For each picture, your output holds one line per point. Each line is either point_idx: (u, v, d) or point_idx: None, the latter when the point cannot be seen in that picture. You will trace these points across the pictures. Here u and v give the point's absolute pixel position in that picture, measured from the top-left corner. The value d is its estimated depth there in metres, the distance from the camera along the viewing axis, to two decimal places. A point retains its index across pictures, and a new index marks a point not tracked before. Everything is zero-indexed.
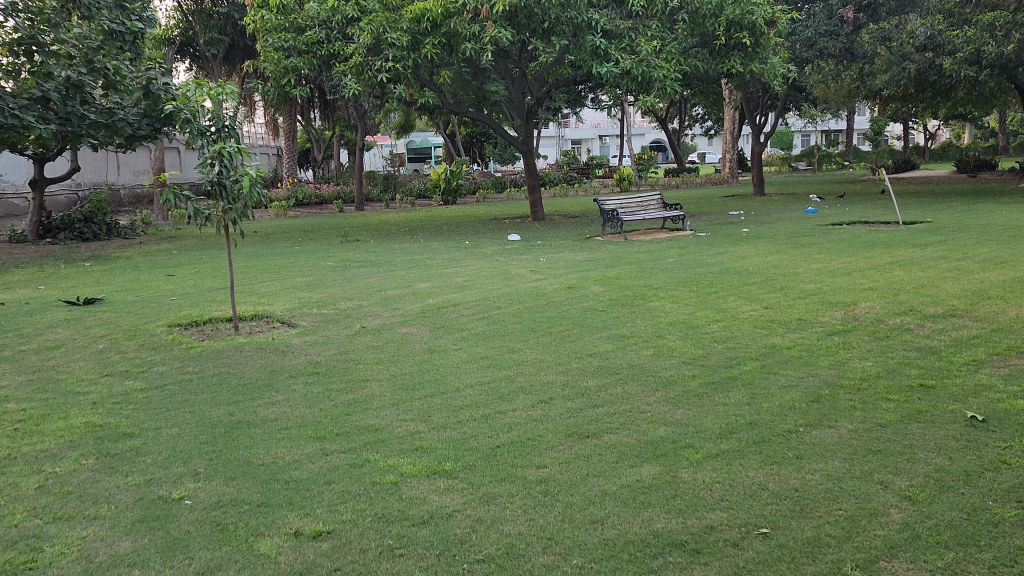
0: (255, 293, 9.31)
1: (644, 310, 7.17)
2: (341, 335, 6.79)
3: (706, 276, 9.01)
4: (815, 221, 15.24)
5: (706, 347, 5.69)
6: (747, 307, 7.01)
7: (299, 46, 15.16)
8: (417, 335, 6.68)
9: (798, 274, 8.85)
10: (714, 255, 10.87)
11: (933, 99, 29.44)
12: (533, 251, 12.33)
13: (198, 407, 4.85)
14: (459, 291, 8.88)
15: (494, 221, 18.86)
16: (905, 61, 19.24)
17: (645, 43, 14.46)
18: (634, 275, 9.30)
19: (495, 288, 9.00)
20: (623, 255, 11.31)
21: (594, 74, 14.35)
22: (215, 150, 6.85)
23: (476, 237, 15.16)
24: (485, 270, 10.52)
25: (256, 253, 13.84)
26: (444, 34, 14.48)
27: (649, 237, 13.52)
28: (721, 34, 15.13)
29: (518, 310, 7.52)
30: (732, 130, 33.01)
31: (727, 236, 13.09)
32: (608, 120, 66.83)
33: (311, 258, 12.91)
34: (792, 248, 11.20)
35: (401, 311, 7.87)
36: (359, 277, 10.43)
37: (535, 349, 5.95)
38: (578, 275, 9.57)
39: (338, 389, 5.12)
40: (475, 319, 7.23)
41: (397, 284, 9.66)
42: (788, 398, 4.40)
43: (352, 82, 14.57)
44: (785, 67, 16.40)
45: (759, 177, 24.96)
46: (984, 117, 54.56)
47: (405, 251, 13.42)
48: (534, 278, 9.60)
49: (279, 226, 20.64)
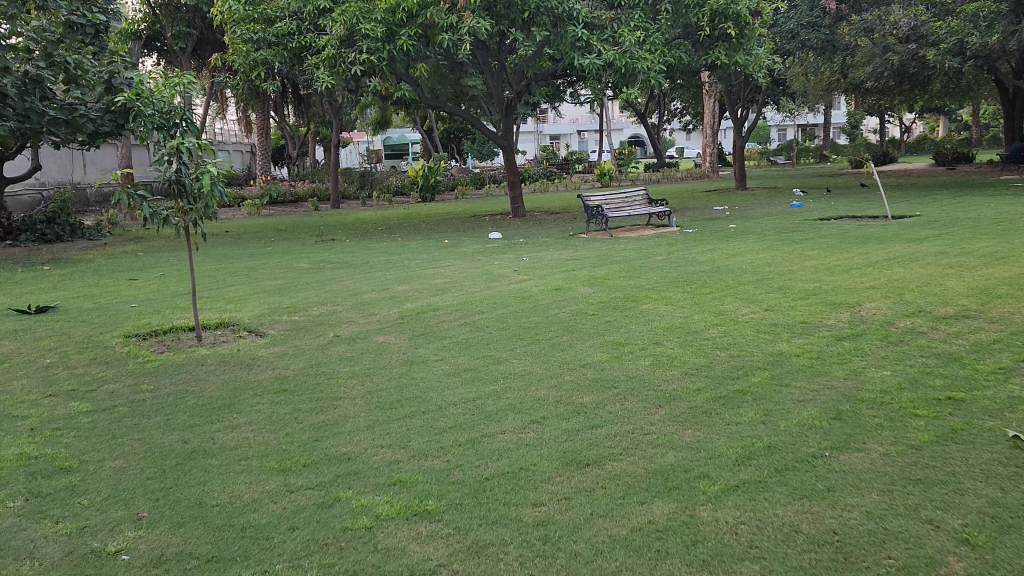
0: (223, 298, 8.77)
1: (637, 315, 6.75)
2: (314, 345, 6.30)
3: (699, 275, 8.62)
4: (802, 215, 14.94)
5: (709, 355, 5.28)
6: (746, 308, 6.62)
7: (269, 38, 14.51)
8: (396, 344, 6.21)
9: (794, 271, 8.48)
10: (704, 251, 10.50)
11: (913, 92, 29.35)
12: (516, 250, 11.88)
13: (148, 432, 4.32)
14: (440, 294, 8.42)
15: (474, 218, 18.35)
16: (888, 53, 18.99)
17: (628, 34, 14.02)
18: (623, 275, 8.90)
19: (479, 289, 8.55)
20: (611, 253, 10.89)
21: (576, 66, 13.87)
22: (172, 146, 6.30)
23: (456, 235, 14.67)
24: (467, 270, 10.06)
25: (226, 255, 13.23)
26: (421, 25, 13.94)
27: (635, 233, 13.12)
28: (706, 24, 14.69)
29: (504, 315, 7.07)
30: (712, 124, 32.75)
31: (715, 232, 12.73)
32: (587, 115, 66.47)
33: (284, 259, 12.35)
34: (783, 243, 10.85)
35: (378, 316, 7.38)
36: (335, 280, 9.92)
37: (524, 359, 5.51)
38: (565, 276, 9.14)
39: (307, 408, 4.63)
40: (458, 325, 6.77)
41: (374, 286, 9.17)
42: (806, 415, 3.99)
43: (325, 76, 13.97)
44: (770, 59, 16.04)
45: (741, 171, 24.65)
46: (959, 111, 54.81)
47: (382, 250, 12.91)
48: (519, 279, 9.15)
49: (252, 225, 19.99)
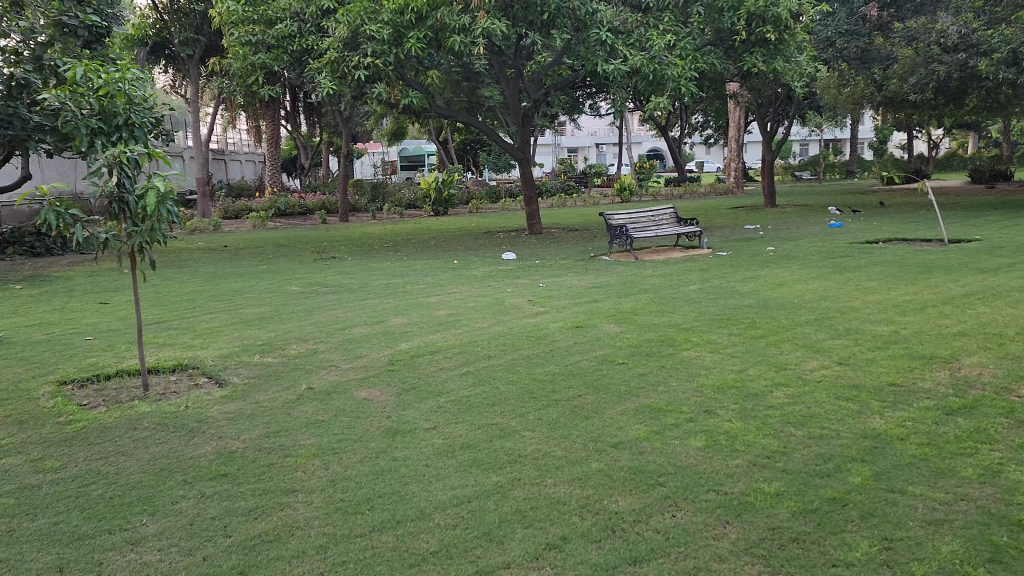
0: (191, 331, 7.62)
1: (677, 366, 5.51)
2: (279, 401, 5.12)
3: (744, 310, 7.38)
4: (844, 238, 13.63)
5: (780, 434, 4.04)
6: (813, 361, 5.36)
7: (268, 39, 13.44)
8: (378, 402, 5.01)
9: (857, 310, 7.20)
10: (744, 280, 9.24)
11: (951, 105, 27.87)
12: (530, 274, 10.68)
13: (19, 549, 3.14)
14: (441, 330, 7.23)
15: (488, 235, 17.24)
16: (933, 63, 17.55)
17: (657, 37, 12.83)
18: (656, 310, 7.66)
19: (487, 325, 7.36)
20: (637, 280, 9.69)
21: (600, 72, 12.69)
22: (113, 155, 5.17)
23: (465, 255, 13.52)
24: (475, 299, 8.89)
25: (216, 275, 12.15)
26: (431, 27, 12.82)
27: (663, 256, 11.89)
28: (742, 28, 13.43)
29: (514, 361, 5.86)
30: (738, 138, 31.50)
31: (752, 256, 11.45)
32: (606, 128, 65.37)
33: (276, 281, 11.24)
34: (833, 272, 9.57)
35: (365, 359, 6.20)
36: (325, 308, 8.78)
37: (536, 433, 4.28)
38: (587, 308, 7.94)
39: (245, 508, 3.44)
40: (459, 375, 5.58)
41: (368, 319, 8.00)
42: (948, 556, 2.77)
43: (326, 81, 12.87)
44: (811, 67, 14.79)
45: (770, 187, 23.28)
46: (991, 128, 53.08)
47: (384, 271, 11.77)
48: (533, 312, 7.94)
49: (252, 240, 18.98)
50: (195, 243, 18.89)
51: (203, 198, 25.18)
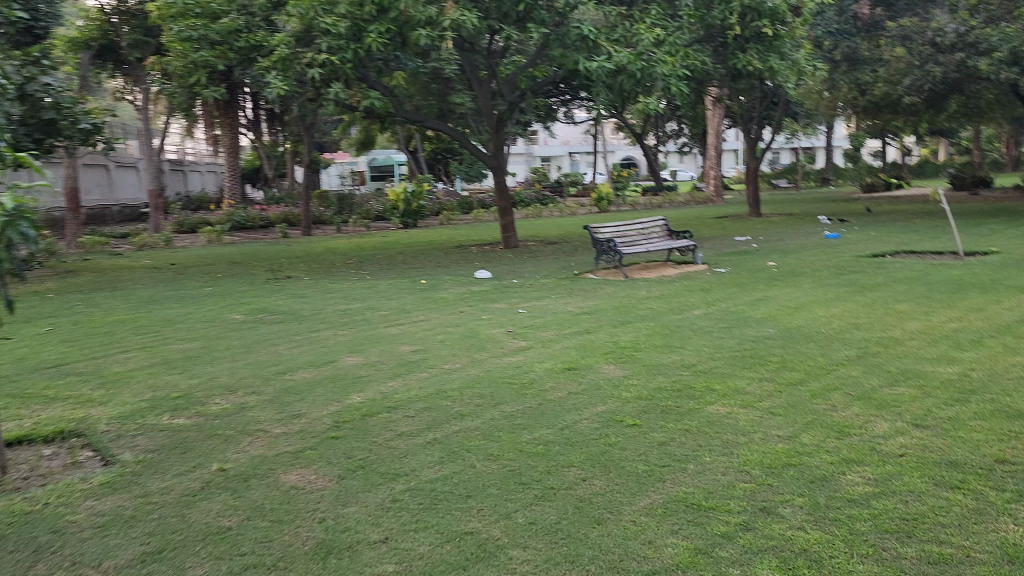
0: (96, 377, 6.22)
1: (707, 430, 4.24)
2: (175, 493, 3.75)
3: (768, 344, 6.17)
4: (846, 250, 12.61)
5: (883, 554, 2.81)
6: (882, 423, 4.15)
7: (211, 35, 11.95)
8: (311, 493, 3.68)
9: (902, 342, 6.04)
10: (755, 303, 8.07)
11: (936, 110, 27.15)
12: (507, 296, 9.39)
13: None
14: (403, 375, 5.89)
15: (459, 250, 15.99)
16: (929, 64, 16.65)
17: (645, 31, 11.64)
18: (662, 343, 6.43)
19: (460, 367, 6.04)
20: (632, 303, 8.48)
21: (581, 70, 11.49)
22: None
23: (436, 273, 12.23)
24: (447, 329, 7.59)
25: (150, 300, 10.72)
26: (393, 21, 11.51)
27: (655, 274, 10.68)
28: (736, 24, 12.25)
29: (493, 424, 4.56)
30: (716, 144, 30.64)
31: (754, 273, 10.30)
32: (579, 136, 64.58)
33: (218, 307, 9.85)
34: (853, 292, 8.45)
35: (305, 419, 4.87)
36: (268, 342, 7.40)
37: (532, 552, 2.99)
38: (580, 342, 6.69)
39: None
40: (423, 445, 4.28)
41: (315, 357, 6.64)
42: None
43: (275, 80, 11.46)
44: (806, 65, 13.72)
45: (755, 196, 22.28)
46: (963, 135, 53.04)
47: (342, 294, 10.43)
48: (514, 348, 6.63)
49: (203, 257, 17.47)
50: (141, 261, 17.33)
51: (155, 211, 23.72)
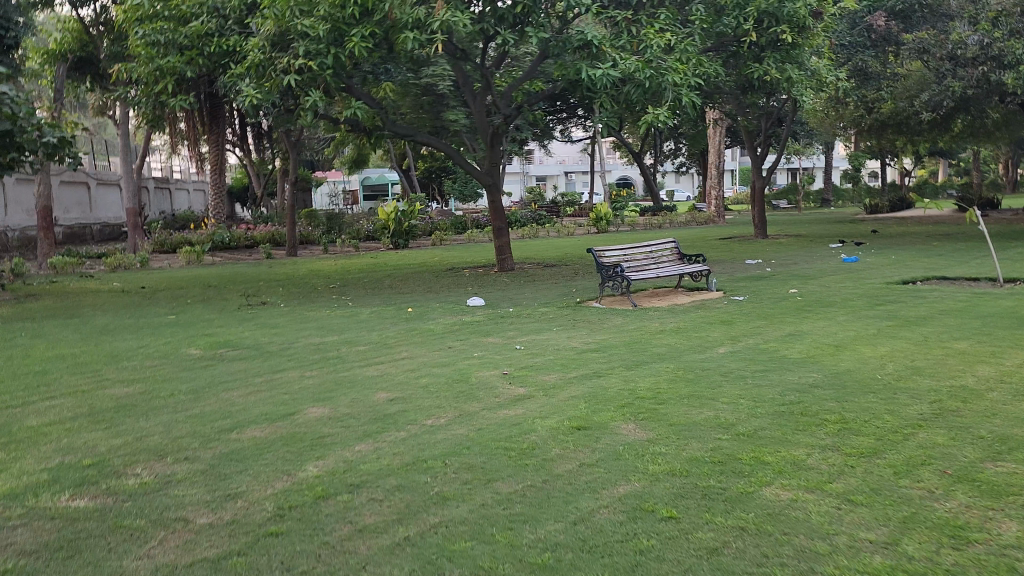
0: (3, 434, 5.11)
1: (772, 531, 3.17)
2: None
3: (817, 396, 5.10)
4: (871, 275, 11.60)
5: None
6: (1008, 526, 3.10)
7: (179, 40, 10.94)
8: None
9: (981, 394, 4.99)
10: (787, 340, 7.04)
11: (946, 129, 26.33)
12: (503, 329, 8.33)
13: None
14: (374, 433, 4.81)
15: (451, 273, 14.93)
16: (948, 79, 15.81)
17: (655, 35, 10.68)
18: (688, 393, 5.34)
19: (446, 424, 4.94)
20: (645, 338, 7.43)
21: (584, 79, 10.52)
22: None
23: (425, 300, 11.18)
24: (432, 370, 6.50)
25: (102, 330, 9.62)
26: (378, 23, 10.57)
27: (667, 302, 9.64)
28: (752, 30, 11.33)
29: (485, 514, 3.48)
30: (717, 163, 29.77)
31: (777, 302, 9.27)
32: (576, 156, 63.96)
33: (177, 338, 8.76)
34: (897, 327, 7.41)
35: (243, 501, 3.77)
36: (221, 387, 6.29)
37: None
38: (589, 389, 5.62)
39: None
40: (392, 549, 3.20)
41: (271, 408, 5.53)
42: None
43: (248, 88, 10.41)
44: (826, 75, 12.79)
45: (761, 217, 21.29)
46: (964, 156, 52.41)
47: (318, 324, 9.35)
48: (511, 396, 5.55)
49: (177, 280, 16.34)
50: (111, 284, 16.21)
51: (134, 230, 22.64)
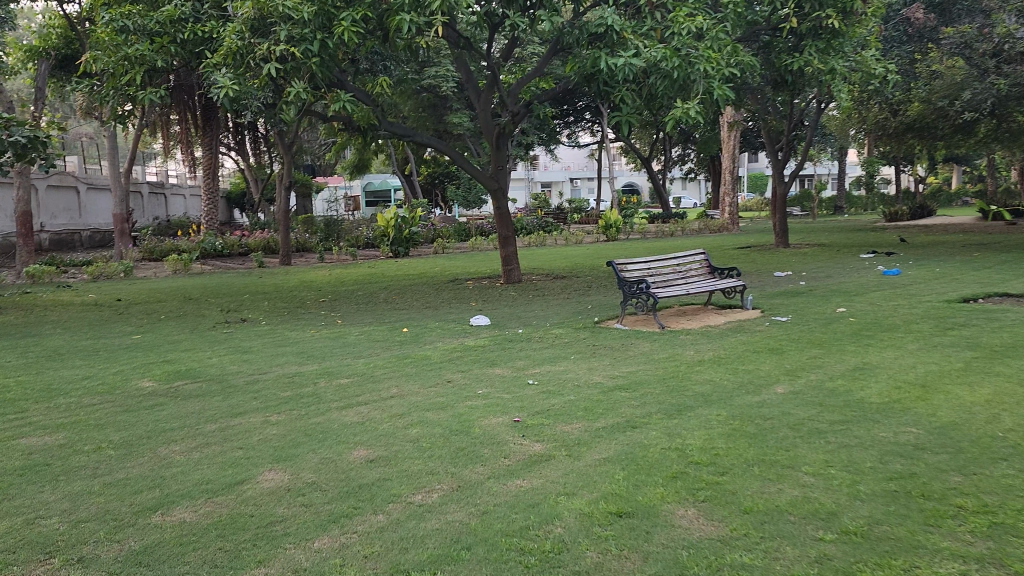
0: None
1: None
2: None
3: (931, 466, 3.85)
4: (923, 291, 10.31)
5: None
6: None
7: (148, 26, 9.79)
8: None
9: None
10: (857, 376, 5.80)
11: (972, 134, 25.15)
12: (512, 357, 7.10)
13: None
14: (345, 516, 3.58)
15: (453, 285, 13.70)
16: (990, 77, 14.62)
17: (684, 19, 9.46)
18: (757, 458, 4.08)
19: (440, 503, 3.71)
20: (683, 371, 6.20)
21: (603, 69, 9.32)
22: None
23: (423, 317, 9.95)
24: (424, 414, 5.26)
25: (50, 354, 8.38)
26: (369, 4, 9.41)
27: (699, 323, 8.41)
28: (791, 15, 10.13)
29: None
30: (730, 169, 28.53)
31: (828, 324, 8.03)
32: (581, 162, 62.86)
33: (131, 366, 7.51)
34: (987, 358, 6.16)
35: None
36: (163, 436, 5.06)
37: None
38: (625, 447, 4.38)
39: None
40: None
41: (217, 471, 4.30)
42: None
43: (223, 78, 9.17)
44: (871, 69, 11.56)
45: (782, 226, 20.02)
46: (980, 164, 51.15)
47: (298, 348, 8.12)
48: (525, 457, 4.32)
49: (157, 291, 15.14)
50: (84, 296, 14.99)
51: (119, 236, 21.47)
